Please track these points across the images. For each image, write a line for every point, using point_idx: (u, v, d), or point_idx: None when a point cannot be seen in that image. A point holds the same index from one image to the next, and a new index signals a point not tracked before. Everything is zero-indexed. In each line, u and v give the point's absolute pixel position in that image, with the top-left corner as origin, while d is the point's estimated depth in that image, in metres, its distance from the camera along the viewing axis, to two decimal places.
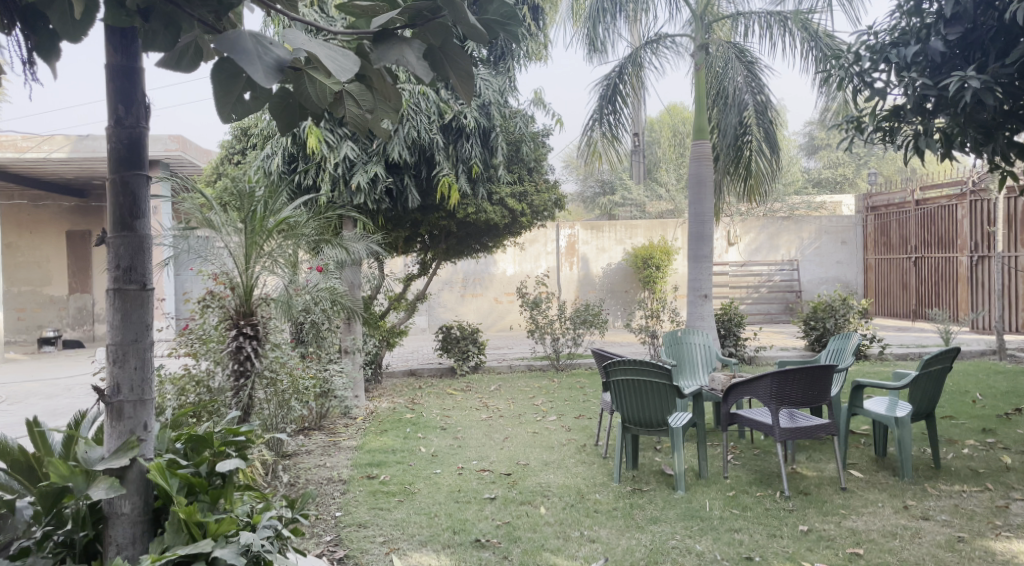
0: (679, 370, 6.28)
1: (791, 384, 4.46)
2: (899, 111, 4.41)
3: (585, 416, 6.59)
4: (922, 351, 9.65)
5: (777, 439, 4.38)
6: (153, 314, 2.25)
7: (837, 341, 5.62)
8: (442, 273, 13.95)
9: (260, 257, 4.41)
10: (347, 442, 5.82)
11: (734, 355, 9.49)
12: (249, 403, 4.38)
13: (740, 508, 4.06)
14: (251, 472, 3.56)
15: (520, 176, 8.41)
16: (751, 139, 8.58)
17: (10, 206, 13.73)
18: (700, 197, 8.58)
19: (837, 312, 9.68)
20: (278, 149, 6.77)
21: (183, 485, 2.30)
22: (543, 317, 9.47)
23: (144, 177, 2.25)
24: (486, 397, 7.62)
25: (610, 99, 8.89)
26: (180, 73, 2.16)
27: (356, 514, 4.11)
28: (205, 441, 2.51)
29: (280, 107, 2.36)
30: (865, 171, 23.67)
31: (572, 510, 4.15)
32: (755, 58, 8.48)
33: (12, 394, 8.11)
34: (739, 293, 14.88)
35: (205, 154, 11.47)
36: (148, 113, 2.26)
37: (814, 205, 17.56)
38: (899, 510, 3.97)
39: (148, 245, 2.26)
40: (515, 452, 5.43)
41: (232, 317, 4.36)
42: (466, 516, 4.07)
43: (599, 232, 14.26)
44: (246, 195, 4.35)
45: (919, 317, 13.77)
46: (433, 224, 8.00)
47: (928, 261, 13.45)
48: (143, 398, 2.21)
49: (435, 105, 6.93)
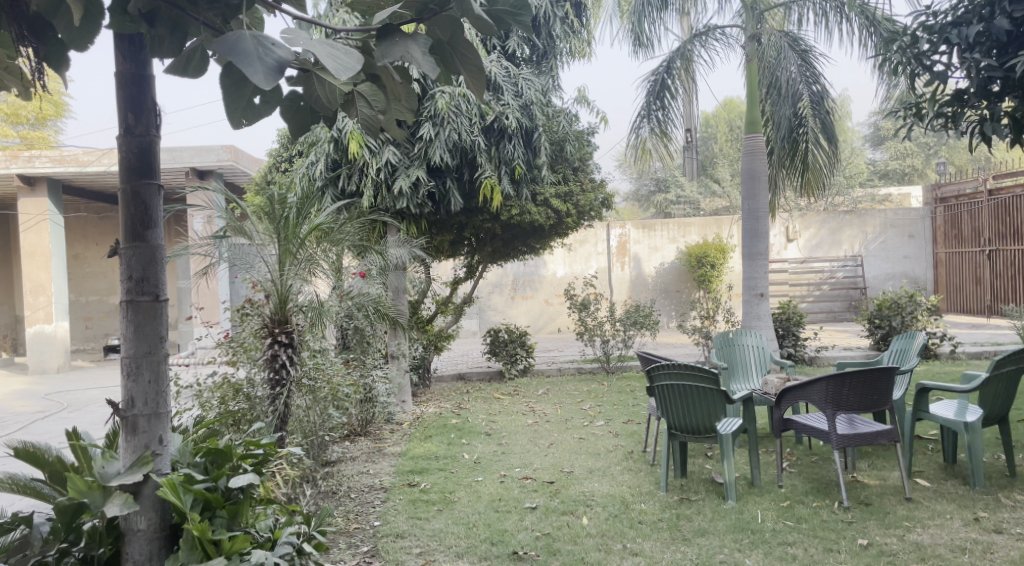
0: (730, 373, 6.04)
1: (848, 388, 4.19)
2: (964, 96, 4.09)
3: (634, 421, 6.40)
4: (998, 349, 9.07)
5: (834, 446, 4.12)
6: (168, 325, 2.22)
7: (900, 342, 5.29)
8: (491, 276, 13.90)
9: (295, 264, 4.35)
10: (391, 448, 5.79)
11: (792, 356, 9.11)
12: (286, 411, 4.26)
13: (795, 520, 3.84)
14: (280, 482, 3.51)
15: (564, 175, 8.27)
16: (807, 130, 8.27)
17: (75, 219, 14.29)
18: (755, 192, 8.26)
19: (904, 310, 9.19)
20: (321, 156, 6.80)
21: (200, 502, 2.29)
22: (592, 318, 9.30)
23: (156, 186, 2.22)
24: (533, 402, 7.50)
25: (659, 95, 8.67)
26: (188, 80, 2.00)
27: (394, 524, 4.05)
28: (225, 454, 2.48)
29: (289, 108, 2.27)
30: (934, 161, 22.62)
31: (615, 521, 4.00)
32: (809, 46, 8.12)
33: (75, 401, 8.39)
34: (800, 291, 14.36)
35: (257, 163, 11.70)
36: (158, 121, 2.23)
37: (879, 198, 16.84)
38: (970, 522, 3.67)
39: (161, 256, 2.24)
40: (560, 459, 5.30)
41: (268, 325, 4.28)
42: (505, 526, 3.96)
43: (651, 231, 13.98)
44: (277, 202, 4.27)
45: (994, 313, 13.07)
46: (478, 227, 7.95)
47: (1004, 254, 12.76)
48: (157, 412, 2.20)
49: (476, 106, 6.85)
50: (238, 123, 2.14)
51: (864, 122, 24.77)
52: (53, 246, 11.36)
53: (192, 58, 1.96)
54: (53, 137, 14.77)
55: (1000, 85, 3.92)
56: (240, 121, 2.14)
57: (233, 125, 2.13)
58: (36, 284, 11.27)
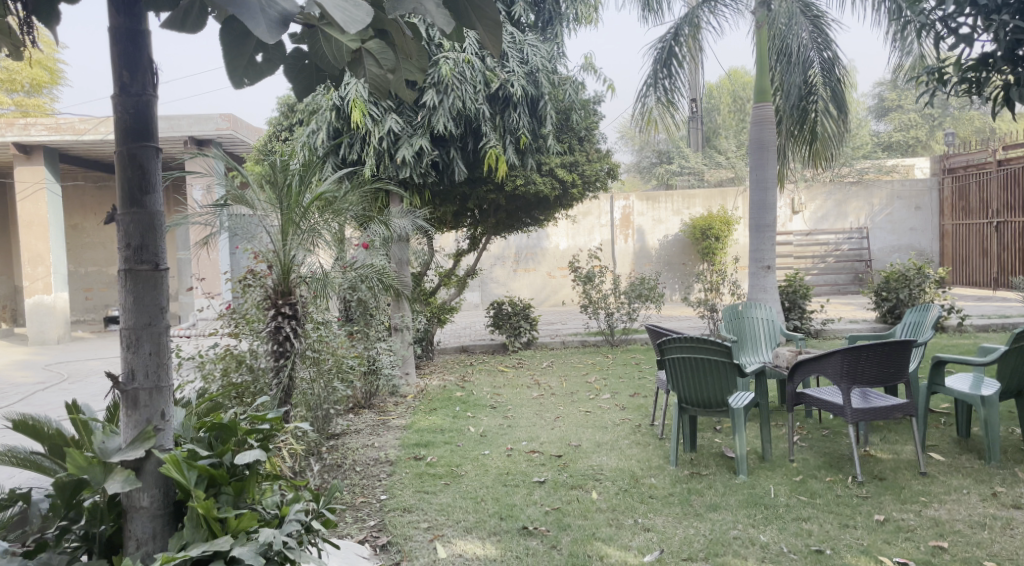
0: (739, 346, 5.96)
1: (864, 361, 4.11)
2: (989, 60, 3.93)
3: (640, 394, 6.34)
4: (1007, 321, 8.98)
5: (849, 420, 4.05)
6: (168, 295, 2.13)
7: (914, 315, 5.21)
8: (494, 248, 13.79)
9: (298, 235, 4.21)
10: (396, 421, 5.73)
11: (799, 328, 9.04)
12: (290, 384, 4.18)
13: (808, 495, 3.77)
14: (285, 457, 3.43)
15: (570, 145, 8.10)
16: (817, 100, 8.13)
17: (73, 188, 14.13)
18: (763, 162, 8.11)
19: (911, 283, 9.08)
20: (322, 123, 6.64)
21: (204, 478, 2.20)
22: (596, 291, 9.21)
23: (154, 149, 2.11)
24: (538, 375, 7.44)
25: (665, 63, 8.47)
26: (186, 36, 1.85)
27: (401, 498, 3.99)
28: (230, 429, 2.39)
29: (293, 66, 2.14)
30: (940, 132, 22.37)
31: (626, 495, 3.93)
32: (821, 12, 7.90)
33: (75, 373, 8.33)
34: (804, 263, 14.27)
35: (256, 133, 11.52)
36: (155, 80, 2.10)
37: (886, 169, 16.64)
38: (988, 498, 3.61)
39: (160, 222, 2.13)
40: (567, 432, 5.24)
41: (271, 297, 4.17)
42: (514, 500, 3.90)
43: (655, 203, 13.83)
44: (280, 169, 4.14)
45: (1001, 286, 12.95)
46: (482, 198, 7.82)
47: (1012, 226, 12.60)
48: (159, 386, 2.12)
49: (481, 74, 6.68)
50: (239, 82, 2.02)
51: (868, 93, 24.37)
52: (50, 216, 11.23)
53: (190, 12, 1.80)
54: (48, 105, 14.56)
55: None
56: (240, 80, 2.02)
57: (234, 84, 2.01)
58: (35, 254, 11.17)
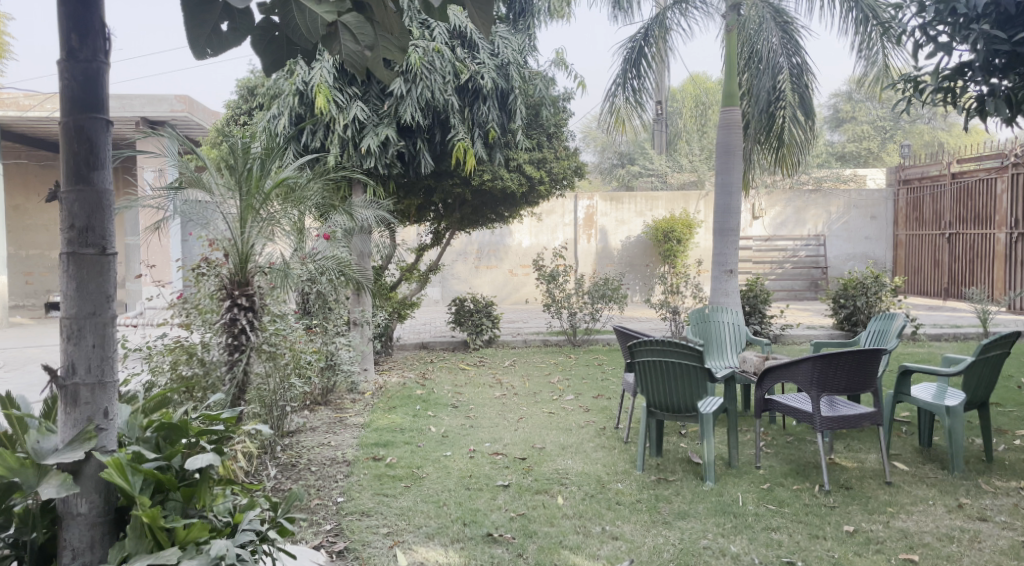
0: (705, 350, 5.92)
1: (834, 369, 4.08)
2: (966, 70, 3.94)
3: (604, 396, 6.26)
4: (958, 331, 9.16)
5: (817, 428, 4.02)
6: (116, 283, 1.94)
7: (878, 323, 5.24)
8: (455, 243, 13.61)
9: (257, 223, 4.00)
10: (353, 419, 5.53)
11: (759, 333, 9.08)
12: (245, 379, 3.97)
13: (777, 504, 3.73)
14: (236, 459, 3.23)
15: (539, 142, 8.01)
16: (785, 105, 8.13)
17: (15, 166, 13.47)
18: (729, 166, 8.10)
19: (868, 290, 9.21)
20: (284, 108, 6.39)
21: (150, 484, 2.00)
22: (560, 290, 9.13)
23: (104, 121, 1.91)
24: (500, 374, 7.31)
25: (635, 62, 8.39)
26: None
27: (359, 501, 3.81)
28: (180, 429, 2.19)
29: (263, 38, 1.97)
30: (892, 144, 22.95)
31: (592, 501, 3.83)
32: (791, 18, 7.90)
33: (10, 362, 7.88)
34: (763, 268, 14.46)
35: (213, 116, 11.12)
36: (108, 45, 1.90)
37: (843, 179, 16.96)
38: (953, 509, 3.61)
39: (109, 202, 1.94)
40: (531, 434, 5.12)
41: (226, 286, 3.94)
42: (477, 505, 3.76)
43: (619, 204, 13.84)
44: (240, 152, 3.90)
45: (950, 296, 13.29)
46: (448, 191, 7.66)
47: (962, 238, 12.92)
48: (102, 381, 1.92)
49: (450, 64, 6.50)
50: (201, 53, 1.88)
51: (825, 103, 24.79)
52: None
53: None
54: None
55: (1005, 59, 3.78)
56: (203, 51, 1.88)
57: (197, 55, 1.88)
58: None
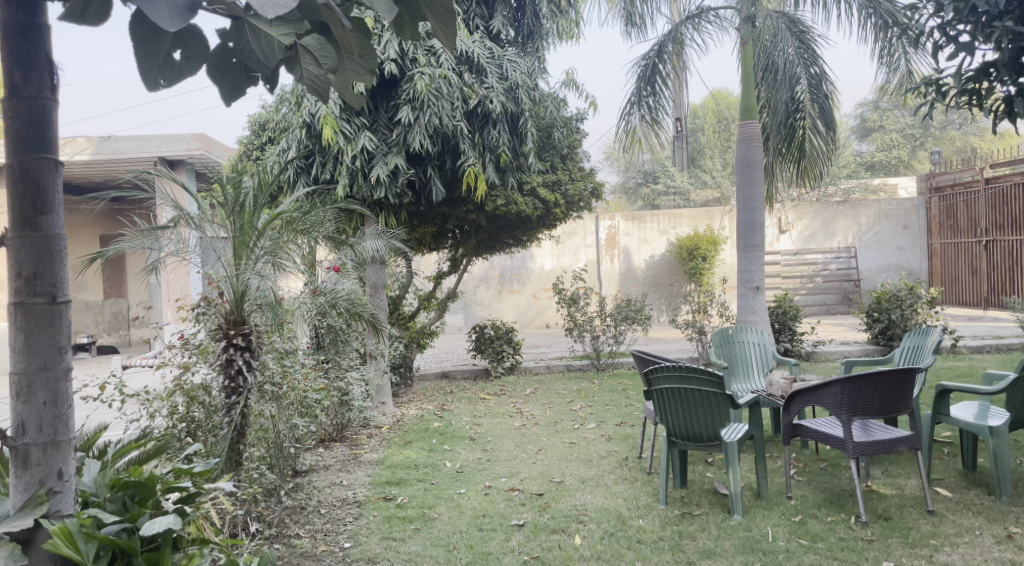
0: (730, 373, 5.68)
1: (865, 391, 3.83)
2: (991, 70, 3.72)
3: (627, 423, 6.04)
4: (1001, 342, 8.76)
5: (849, 455, 3.76)
6: (69, 333, 1.82)
7: (913, 339, 4.96)
8: (477, 269, 13.51)
9: (253, 260, 3.91)
10: (368, 455, 5.39)
11: (790, 351, 8.77)
12: (244, 422, 3.85)
13: (809, 538, 3.47)
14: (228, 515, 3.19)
15: (553, 163, 7.90)
16: (804, 116, 7.93)
17: None
18: (750, 181, 7.85)
19: (903, 303, 8.84)
20: (293, 142, 6.36)
21: (109, 550, 2.09)
22: (581, 314, 8.93)
23: (53, 162, 1.81)
24: (520, 402, 7.11)
25: (650, 80, 8.25)
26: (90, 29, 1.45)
27: (366, 546, 3.64)
28: (147, 487, 2.26)
29: (218, 67, 1.83)
30: (922, 152, 22.47)
31: (612, 540, 3.61)
32: (807, 27, 7.68)
33: None
34: (793, 283, 14.11)
35: (228, 152, 11.22)
36: (54, 81, 1.81)
37: (872, 189, 16.54)
38: (1003, 540, 3.33)
39: (61, 247, 1.82)
40: (550, 466, 4.92)
41: (221, 326, 3.83)
42: (489, 548, 3.57)
43: (641, 223, 13.63)
44: (234, 187, 3.82)
45: (992, 305, 12.78)
46: (462, 218, 7.56)
47: (1001, 245, 12.44)
48: (56, 440, 1.81)
49: (458, 90, 6.39)
50: (153, 84, 1.71)
51: (851, 112, 24.32)
52: None
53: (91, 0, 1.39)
54: None
55: None
56: (155, 82, 1.71)
57: (149, 86, 1.70)
58: None
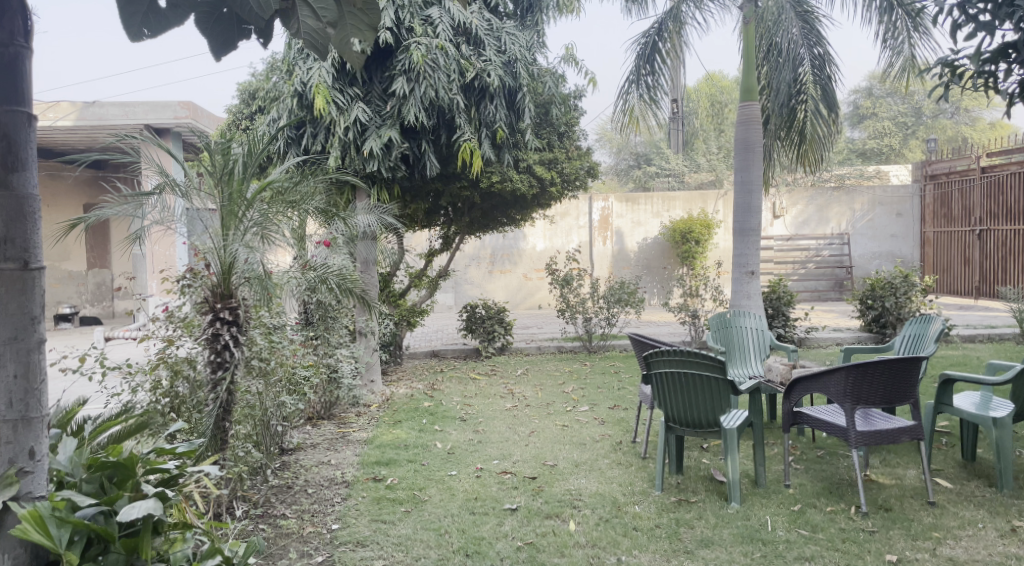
0: (727, 358, 5.59)
1: (870, 379, 3.74)
2: (1010, 51, 3.60)
3: (620, 407, 5.95)
4: (993, 332, 8.73)
5: (851, 444, 3.68)
6: (41, 302, 1.71)
7: (914, 327, 4.89)
8: (468, 248, 13.38)
9: (241, 231, 3.74)
10: (356, 434, 5.27)
11: (783, 337, 8.71)
12: (230, 399, 3.70)
13: (810, 528, 3.40)
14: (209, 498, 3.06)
15: (549, 141, 7.72)
16: (806, 99, 7.78)
17: None
18: (748, 163, 7.72)
19: (898, 291, 8.77)
20: (284, 112, 6.18)
21: (84, 535, 1.96)
22: (574, 295, 8.82)
23: (25, 116, 1.68)
24: (512, 383, 7.02)
25: (649, 58, 8.08)
26: None
27: (355, 529, 3.53)
28: (126, 467, 2.12)
29: (208, 17, 1.64)
30: (914, 140, 22.44)
31: (607, 527, 3.52)
32: (811, 7, 7.54)
33: None
34: (785, 269, 14.07)
35: (216, 121, 10.95)
36: (27, 28, 1.67)
37: (867, 176, 16.47)
38: (1006, 534, 3.27)
39: (33, 209, 1.70)
40: (542, 449, 4.82)
41: (208, 299, 3.66)
42: (481, 532, 3.47)
43: (634, 205, 13.53)
44: (222, 154, 3.64)
45: (983, 294, 12.78)
46: (456, 195, 7.42)
47: (994, 234, 12.42)
48: (27, 417, 1.73)
49: (455, 62, 6.20)
50: (137, 35, 1.57)
51: (845, 99, 24.20)
52: None
53: None
54: None
55: None
56: (142, 33, 1.58)
57: (134, 38, 1.58)
58: None
